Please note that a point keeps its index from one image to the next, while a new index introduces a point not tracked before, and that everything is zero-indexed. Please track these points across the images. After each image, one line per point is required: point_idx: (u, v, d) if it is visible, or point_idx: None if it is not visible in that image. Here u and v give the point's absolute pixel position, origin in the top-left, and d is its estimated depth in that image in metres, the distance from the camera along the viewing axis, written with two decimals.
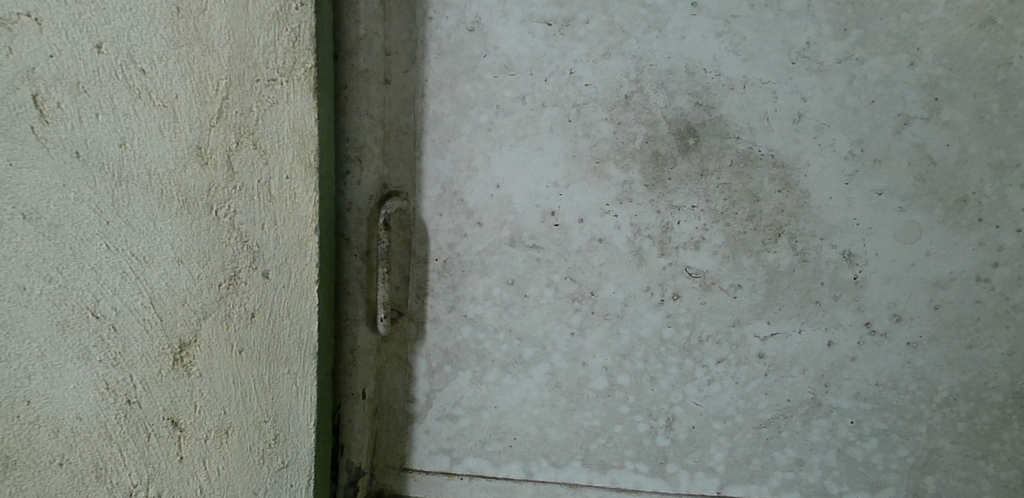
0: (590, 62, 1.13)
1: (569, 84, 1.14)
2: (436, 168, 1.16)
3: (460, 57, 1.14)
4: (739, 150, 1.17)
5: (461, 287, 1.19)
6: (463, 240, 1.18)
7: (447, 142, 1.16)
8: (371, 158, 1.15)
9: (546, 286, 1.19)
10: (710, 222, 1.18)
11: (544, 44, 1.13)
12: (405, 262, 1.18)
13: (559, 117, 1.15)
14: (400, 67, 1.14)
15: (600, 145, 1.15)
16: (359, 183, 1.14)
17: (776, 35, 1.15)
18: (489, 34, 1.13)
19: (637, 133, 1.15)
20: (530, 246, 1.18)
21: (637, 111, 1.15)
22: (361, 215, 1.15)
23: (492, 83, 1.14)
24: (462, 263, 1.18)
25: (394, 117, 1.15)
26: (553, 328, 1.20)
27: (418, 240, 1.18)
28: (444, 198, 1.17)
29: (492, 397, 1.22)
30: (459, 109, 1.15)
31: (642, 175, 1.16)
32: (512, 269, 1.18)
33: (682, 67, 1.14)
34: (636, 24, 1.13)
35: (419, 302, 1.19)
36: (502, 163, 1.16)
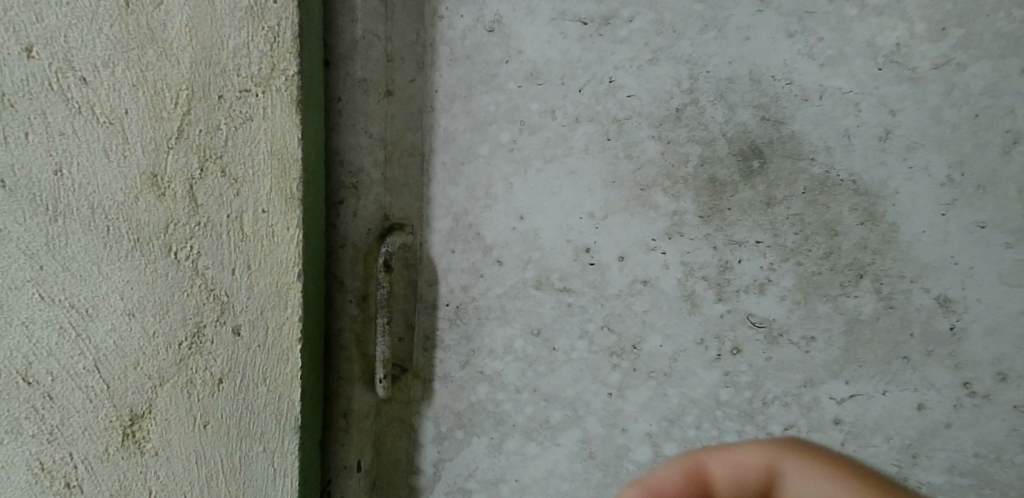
0: (634, 68, 0.93)
1: (608, 95, 0.94)
2: (447, 195, 0.97)
3: (477, 63, 0.95)
4: (814, 175, 0.96)
5: (477, 338, 0.99)
6: (479, 282, 0.98)
7: (461, 165, 0.97)
8: (370, 185, 0.95)
9: (578, 338, 0.99)
10: (777, 260, 0.98)
11: (578, 46, 0.94)
12: (410, 310, 0.99)
13: (596, 135, 0.95)
14: (405, 76, 0.95)
15: (644, 168, 0.95)
16: (356, 215, 0.95)
17: (857, 34, 0.93)
18: (512, 36, 0.94)
19: (690, 153, 0.95)
20: (560, 289, 0.98)
21: (690, 127, 0.95)
22: (357, 253, 0.95)
23: (515, 95, 0.95)
24: (478, 309, 0.99)
25: (398, 135, 0.96)
26: (586, 387, 1.00)
27: (425, 282, 0.99)
28: (456, 232, 0.98)
29: (511, 470, 1.02)
30: (476, 126, 0.96)
31: (696, 203, 0.96)
32: (538, 317, 0.99)
33: (745, 75, 0.94)
34: (691, 23, 0.93)
35: (427, 356, 1.00)
36: (527, 190, 0.96)
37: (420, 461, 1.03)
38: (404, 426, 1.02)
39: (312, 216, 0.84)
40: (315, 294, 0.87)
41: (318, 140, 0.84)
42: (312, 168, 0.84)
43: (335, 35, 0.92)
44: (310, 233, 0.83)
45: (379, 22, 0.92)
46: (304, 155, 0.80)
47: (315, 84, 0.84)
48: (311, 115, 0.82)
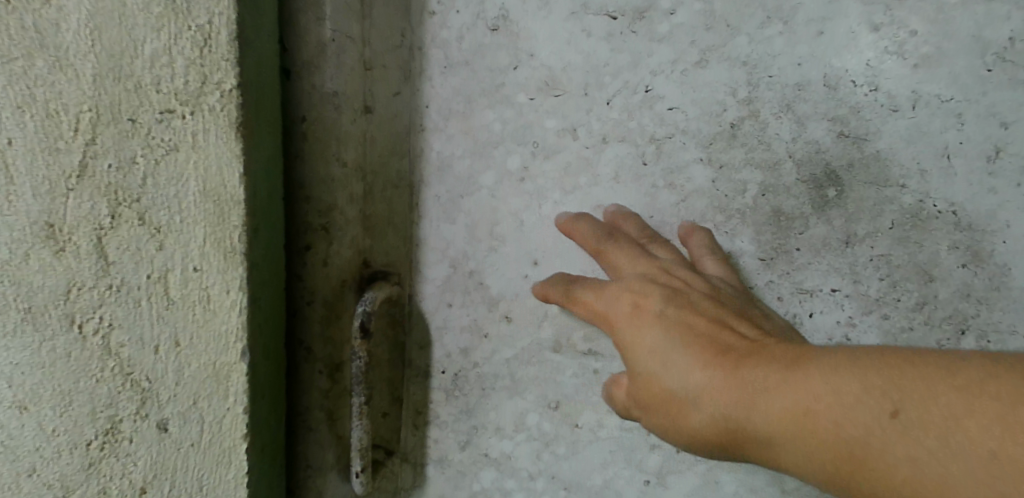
0: (676, 73, 0.74)
1: (644, 108, 0.74)
2: (442, 236, 0.78)
3: (477, 71, 0.76)
4: (904, 205, 0.75)
5: (479, 413, 0.81)
6: (484, 344, 0.79)
7: (459, 199, 0.77)
8: (344, 226, 0.75)
9: (607, 411, 0.78)
10: (858, 314, 0.77)
11: (605, 47, 0.74)
12: (396, 379, 0.81)
13: (629, 159, 0.75)
14: (388, 88, 0.75)
15: (688, 200, 0.76)
16: (326, 263, 0.75)
17: (962, 26, 0.72)
18: (521, 35, 0.75)
19: (748, 181, 0.75)
20: (584, 352, 0.77)
21: (749, 147, 0.74)
22: (327, 314, 0.76)
23: (526, 109, 0.75)
24: (481, 377, 0.80)
25: (381, 162, 0.76)
26: (617, 473, 0.79)
27: (414, 344, 0.81)
28: (454, 281, 0.79)
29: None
30: (476, 149, 0.76)
31: (755, 243, 0.77)
32: (555, 387, 0.79)
33: (819, 79, 0.73)
34: (749, 14, 0.72)
35: (418, 433, 0.82)
36: (542, 229, 0.77)
37: None
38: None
39: (264, 272, 0.65)
40: (270, 369, 0.68)
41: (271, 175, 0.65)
42: (264, 210, 0.65)
43: (297, 37, 0.70)
44: (259, 294, 0.64)
45: (355, 20, 0.71)
46: (247, 195, 0.61)
47: (270, 100, 0.65)
48: (260, 142, 0.63)
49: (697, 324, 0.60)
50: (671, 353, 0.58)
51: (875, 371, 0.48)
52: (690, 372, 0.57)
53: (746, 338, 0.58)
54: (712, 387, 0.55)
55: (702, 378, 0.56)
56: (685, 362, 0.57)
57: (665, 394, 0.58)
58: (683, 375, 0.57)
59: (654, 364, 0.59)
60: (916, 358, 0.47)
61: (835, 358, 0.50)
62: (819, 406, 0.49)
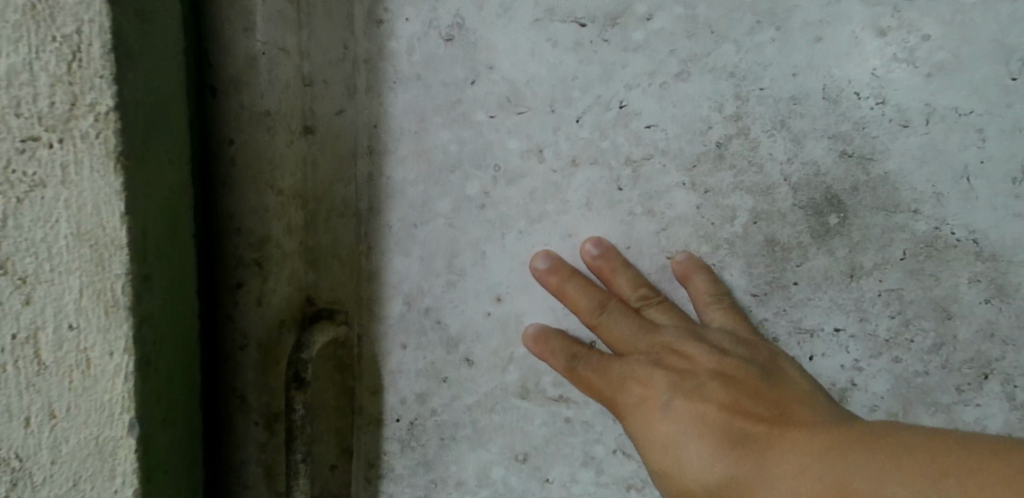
0: (653, 87, 0.65)
1: (618, 126, 0.66)
2: (394, 269, 0.70)
3: (431, 86, 0.68)
4: (916, 233, 0.66)
5: (440, 466, 0.72)
6: (442, 389, 0.71)
7: (413, 228, 0.69)
8: (281, 261, 0.67)
9: (581, 466, 0.70)
10: (866, 356, 0.68)
11: (573, 58, 0.65)
12: (345, 430, 0.73)
13: (601, 182, 0.66)
14: (331, 106, 0.68)
15: (671, 229, 0.67)
16: (260, 303, 0.67)
17: (989, 30, 0.63)
18: (479, 45, 0.66)
19: (737, 207, 0.66)
20: (554, 399, 0.69)
21: (738, 169, 0.65)
22: (262, 359, 0.68)
23: (485, 128, 0.67)
24: (441, 426, 0.72)
25: (325, 189, 0.70)
26: None
27: (365, 389, 0.73)
28: (408, 319, 0.71)
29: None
30: (431, 172, 0.68)
31: (747, 277, 0.68)
32: (523, 438, 0.70)
33: (817, 92, 0.64)
34: (736, 19, 0.64)
35: (372, 486, 0.74)
36: (505, 262, 0.68)
37: None
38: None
39: (169, 325, 0.59)
40: (181, 432, 0.62)
41: (175, 213, 0.58)
42: (166, 256, 0.58)
43: (223, 53, 0.63)
44: (154, 350, 0.57)
45: (291, 31, 0.64)
46: (134, 237, 0.54)
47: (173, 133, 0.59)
48: (155, 177, 0.56)
49: (713, 414, 0.53)
50: (693, 448, 0.52)
51: (928, 482, 0.38)
52: (716, 469, 0.50)
53: (771, 426, 0.51)
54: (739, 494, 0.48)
55: (730, 474, 0.49)
56: (709, 458, 0.51)
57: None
58: (711, 473, 0.50)
59: (672, 464, 0.53)
60: (970, 460, 0.38)
61: (882, 461, 0.41)
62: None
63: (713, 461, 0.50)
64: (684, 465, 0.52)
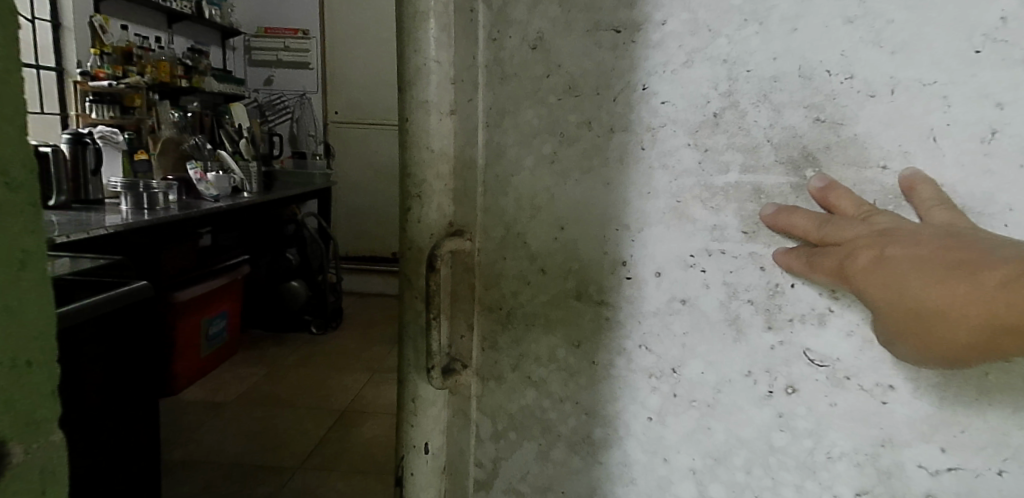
0: (669, 72, 0.72)
1: (641, 105, 0.74)
2: (498, 207, 0.81)
3: (518, 76, 0.78)
4: (885, 186, 0.68)
5: (515, 374, 0.84)
6: (525, 289, 0.81)
7: (510, 178, 0.80)
8: (434, 194, 0.81)
9: (624, 387, 0.79)
10: (867, 317, 0.69)
11: (612, 57, 0.74)
12: (470, 312, 0.84)
13: (631, 146, 0.75)
14: (462, 95, 0.80)
15: (683, 198, 0.74)
16: (420, 220, 0.82)
17: (971, 11, 0.63)
18: (551, 50, 0.76)
19: (729, 163, 0.72)
20: (585, 323, 0.79)
21: (730, 134, 0.71)
22: (418, 257, 0.82)
23: (554, 109, 0.77)
24: (511, 344, 0.83)
25: (463, 143, 0.81)
26: (630, 448, 0.80)
27: (482, 286, 0.83)
28: (507, 241, 0.81)
29: (560, 480, 0.84)
30: (522, 138, 0.79)
31: (739, 217, 0.72)
32: (571, 356, 0.81)
33: (793, 71, 0.68)
34: (728, 18, 0.70)
35: (479, 386, 0.85)
36: (567, 203, 0.78)
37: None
38: (446, 457, 0.88)
39: None
40: None
41: None
42: None
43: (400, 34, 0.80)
44: None
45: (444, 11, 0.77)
46: None
47: None
48: None
49: (886, 251, 0.64)
50: (889, 271, 0.63)
51: None
52: (915, 275, 0.61)
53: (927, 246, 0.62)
54: (920, 279, 0.61)
55: (921, 279, 0.61)
56: (918, 268, 0.61)
57: (887, 313, 0.63)
58: (915, 279, 0.61)
59: (871, 287, 0.64)
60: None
61: None
62: (984, 254, 0.59)
63: (923, 272, 0.61)
64: (878, 281, 0.64)
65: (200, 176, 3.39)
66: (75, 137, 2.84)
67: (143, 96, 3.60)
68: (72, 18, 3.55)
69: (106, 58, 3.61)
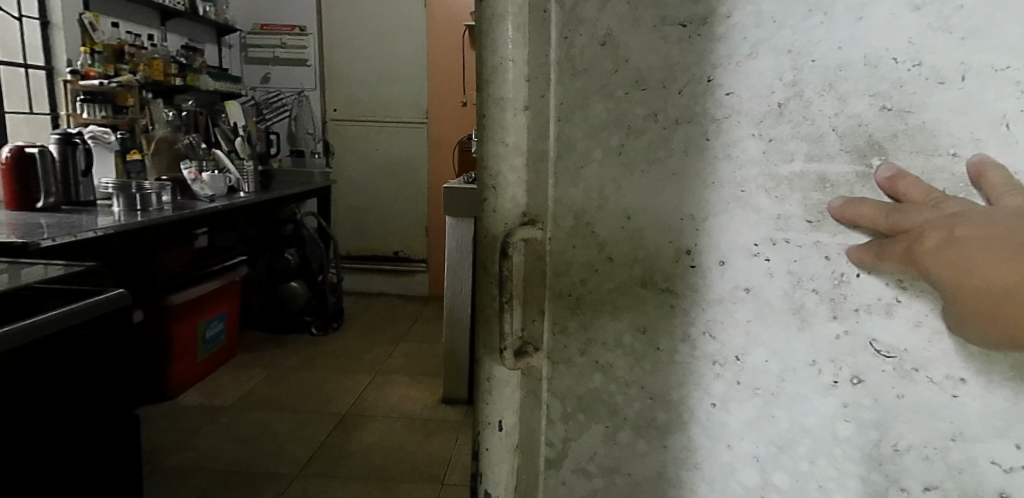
0: (733, 64, 0.73)
1: (707, 97, 0.75)
2: (568, 198, 0.82)
3: (589, 71, 0.78)
4: (955, 174, 0.67)
5: (584, 363, 0.84)
6: (593, 276, 0.82)
7: (579, 170, 0.81)
8: (508, 183, 0.82)
9: (688, 374, 0.80)
10: (935, 308, 0.69)
11: (678, 51, 0.75)
12: (542, 298, 0.84)
13: (697, 138, 0.75)
14: (535, 91, 0.81)
15: (747, 188, 0.74)
16: (494, 210, 0.83)
17: None
18: (620, 46, 0.77)
19: (795, 152, 0.72)
20: (652, 312, 0.80)
21: (795, 123, 0.72)
22: (490, 243, 0.84)
23: (622, 102, 0.78)
24: (580, 333, 0.84)
25: (535, 135, 0.82)
26: (694, 434, 0.81)
27: (552, 273, 0.84)
28: (576, 231, 0.82)
29: (627, 462, 0.85)
30: (591, 130, 0.79)
31: (803, 206, 0.73)
32: (639, 343, 0.82)
33: (858, 60, 0.68)
34: (793, 9, 0.70)
35: (553, 371, 0.86)
36: (635, 193, 0.79)
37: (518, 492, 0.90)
38: (518, 436, 0.88)
39: None
40: None
41: None
42: None
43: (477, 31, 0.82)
44: None
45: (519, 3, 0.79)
46: None
47: None
48: None
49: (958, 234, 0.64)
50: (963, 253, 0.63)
51: None
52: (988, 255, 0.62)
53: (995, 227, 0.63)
54: (993, 263, 0.61)
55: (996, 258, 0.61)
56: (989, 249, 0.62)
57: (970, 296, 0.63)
58: (990, 260, 0.62)
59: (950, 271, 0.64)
60: None
61: None
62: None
63: (994, 251, 0.62)
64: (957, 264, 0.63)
65: (195, 176, 4.08)
66: (63, 137, 3.33)
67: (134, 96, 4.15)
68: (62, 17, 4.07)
69: (98, 57, 4.12)
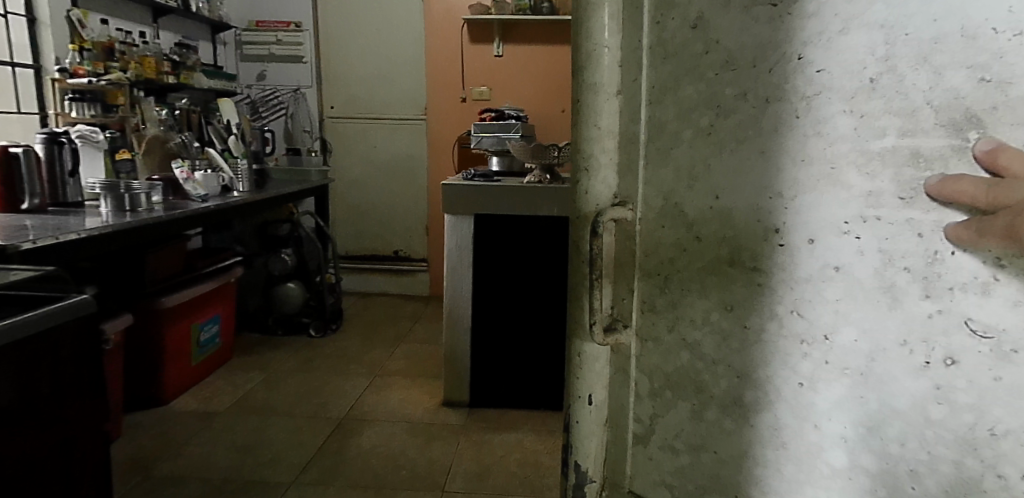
0: (824, 41, 0.72)
1: (796, 75, 0.75)
2: (658, 178, 0.88)
3: (680, 54, 0.83)
4: None
5: (674, 337, 0.89)
6: (682, 255, 0.86)
7: (670, 150, 0.86)
8: (603, 167, 0.93)
9: (776, 353, 0.80)
10: None
11: (768, 30, 0.76)
12: (631, 276, 0.92)
13: (786, 117, 0.76)
14: (630, 75, 0.89)
15: (838, 165, 0.73)
16: (588, 191, 0.95)
17: None
18: (711, 29, 0.80)
19: (887, 127, 0.69)
20: (740, 289, 0.82)
21: (887, 99, 0.69)
22: (586, 223, 0.96)
23: (713, 83, 0.81)
24: (670, 308, 0.89)
25: (628, 120, 0.90)
26: (780, 412, 0.81)
27: (642, 252, 0.91)
28: (666, 211, 0.87)
29: (712, 440, 0.87)
30: (682, 113, 0.84)
31: (895, 182, 0.69)
32: (728, 319, 0.83)
33: (954, 30, 0.64)
34: None
35: (643, 346, 0.93)
36: (725, 172, 0.82)
37: (618, 451, 0.99)
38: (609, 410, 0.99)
39: None
40: None
41: None
42: None
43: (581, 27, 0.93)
44: None
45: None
46: None
47: None
48: None
49: None
50: None
51: None
52: None
53: None
54: None
55: None
56: None
57: None
58: None
59: None
60: None
61: None
62: None
63: None
64: None
65: (184, 174, 3.69)
66: (51, 136, 3.09)
67: (124, 92, 3.74)
68: (48, 13, 3.71)
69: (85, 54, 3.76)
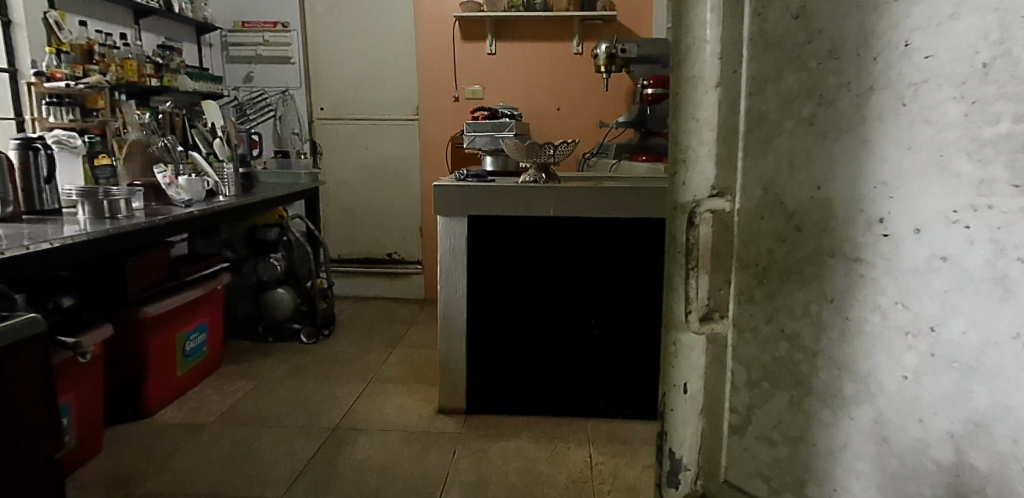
0: (935, 26, 0.70)
1: (903, 62, 0.73)
2: (756, 169, 0.88)
3: (781, 44, 0.83)
4: None
5: (772, 328, 0.88)
6: (781, 246, 0.86)
7: (768, 141, 0.86)
8: (700, 158, 0.94)
9: (879, 345, 0.78)
10: None
11: (875, 18, 0.75)
12: (728, 268, 0.92)
13: (891, 105, 0.74)
14: (727, 67, 0.89)
15: (947, 153, 0.70)
16: (684, 183, 0.96)
17: None
18: (813, 18, 0.80)
19: (1001, 113, 0.66)
20: (842, 280, 0.80)
21: (1002, 83, 0.66)
22: (681, 215, 0.97)
23: (814, 73, 0.80)
24: (767, 298, 0.88)
25: (725, 111, 0.91)
26: (883, 405, 0.79)
27: (739, 243, 0.91)
28: (764, 201, 0.87)
29: (812, 432, 0.86)
30: (782, 103, 0.83)
31: (1010, 169, 0.66)
32: (828, 311, 0.82)
33: None
34: None
35: (740, 337, 0.93)
36: (826, 161, 0.80)
37: (715, 440, 0.99)
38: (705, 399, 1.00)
39: None
40: None
41: None
42: None
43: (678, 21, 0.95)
44: None
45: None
46: None
47: None
48: None
49: None
50: None
51: None
52: None
53: None
54: None
55: None
56: None
57: None
58: None
59: None
60: None
61: None
62: None
63: None
64: None
65: (166, 181, 3.73)
66: (24, 143, 3.13)
67: (109, 96, 3.84)
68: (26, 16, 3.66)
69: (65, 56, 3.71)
